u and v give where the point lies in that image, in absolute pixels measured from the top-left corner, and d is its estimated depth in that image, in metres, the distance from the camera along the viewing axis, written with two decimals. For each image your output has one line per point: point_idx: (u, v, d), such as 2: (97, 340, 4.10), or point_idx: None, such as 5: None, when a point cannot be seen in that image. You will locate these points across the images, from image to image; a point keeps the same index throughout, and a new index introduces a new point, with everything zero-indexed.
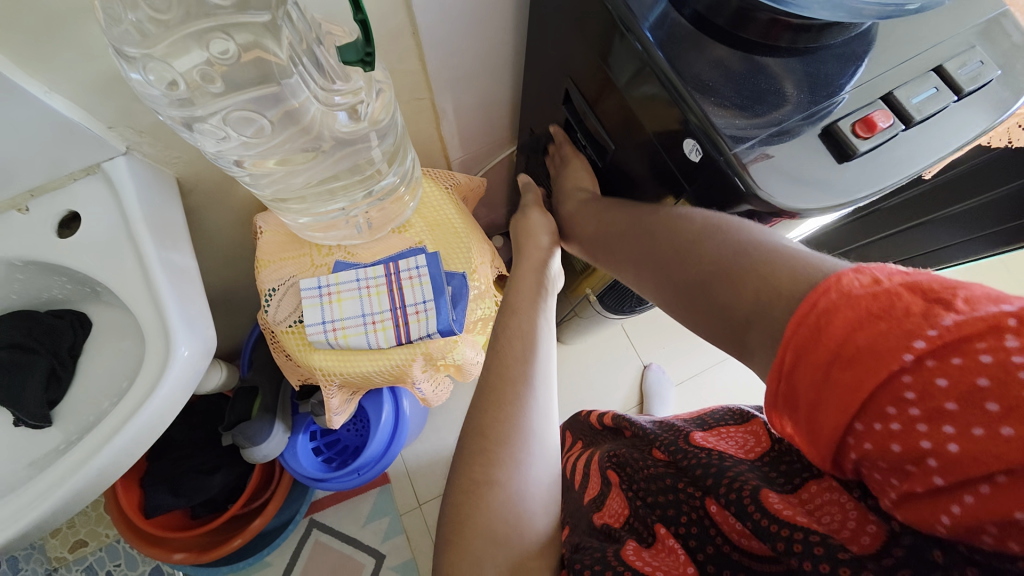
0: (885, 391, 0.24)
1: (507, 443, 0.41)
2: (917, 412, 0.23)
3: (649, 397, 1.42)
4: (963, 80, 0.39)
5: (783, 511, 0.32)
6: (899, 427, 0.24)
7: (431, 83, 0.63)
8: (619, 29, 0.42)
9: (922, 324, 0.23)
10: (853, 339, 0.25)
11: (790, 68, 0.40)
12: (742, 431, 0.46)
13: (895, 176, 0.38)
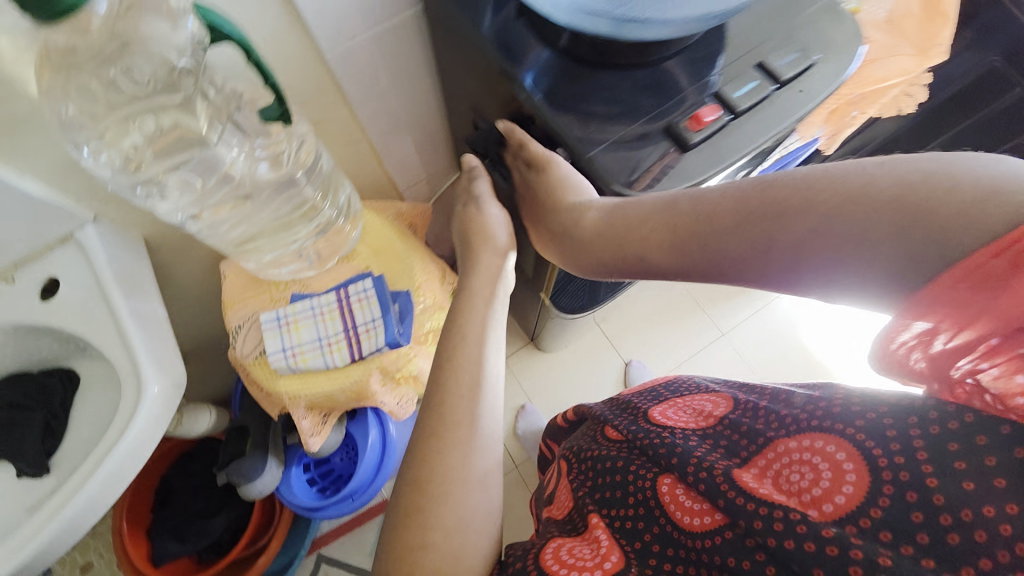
0: None
1: (440, 498, 0.43)
2: None
3: None
4: (781, 70, 0.46)
5: (759, 492, 0.35)
6: None
7: (364, 128, 0.71)
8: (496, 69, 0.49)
9: None
10: None
11: (633, 80, 0.47)
12: (698, 401, 0.51)
13: (731, 157, 0.45)
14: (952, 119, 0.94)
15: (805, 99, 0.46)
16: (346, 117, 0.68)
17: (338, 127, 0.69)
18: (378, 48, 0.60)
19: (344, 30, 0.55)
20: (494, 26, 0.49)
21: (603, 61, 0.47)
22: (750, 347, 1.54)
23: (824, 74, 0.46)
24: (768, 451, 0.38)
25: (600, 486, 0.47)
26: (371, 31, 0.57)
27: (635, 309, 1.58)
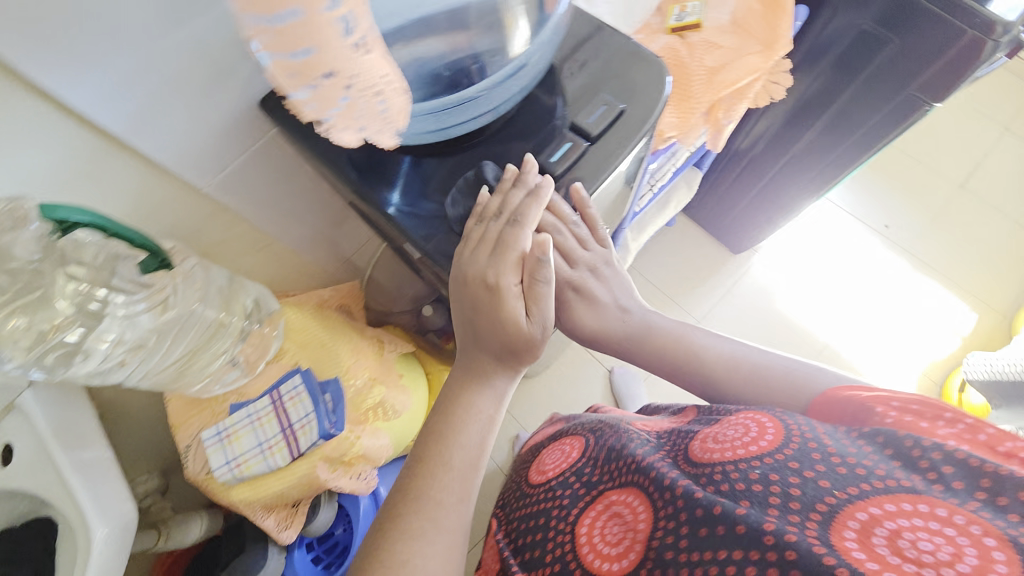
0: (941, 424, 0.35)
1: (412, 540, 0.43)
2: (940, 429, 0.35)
3: (622, 399, 1.47)
4: (590, 128, 0.51)
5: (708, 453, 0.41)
6: (924, 424, 0.36)
7: (267, 234, 0.75)
8: (362, 197, 0.53)
9: (982, 425, 0.34)
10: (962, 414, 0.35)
11: (470, 166, 0.54)
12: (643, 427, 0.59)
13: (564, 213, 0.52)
14: (842, 83, 0.96)
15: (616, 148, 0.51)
16: (247, 230, 0.72)
17: (241, 241, 0.73)
18: (254, 169, 0.64)
19: (213, 166, 0.59)
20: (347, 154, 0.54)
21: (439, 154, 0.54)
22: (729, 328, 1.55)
23: (633, 118, 0.51)
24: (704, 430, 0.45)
25: (537, 523, 0.49)
26: (241, 158, 0.61)
27: None
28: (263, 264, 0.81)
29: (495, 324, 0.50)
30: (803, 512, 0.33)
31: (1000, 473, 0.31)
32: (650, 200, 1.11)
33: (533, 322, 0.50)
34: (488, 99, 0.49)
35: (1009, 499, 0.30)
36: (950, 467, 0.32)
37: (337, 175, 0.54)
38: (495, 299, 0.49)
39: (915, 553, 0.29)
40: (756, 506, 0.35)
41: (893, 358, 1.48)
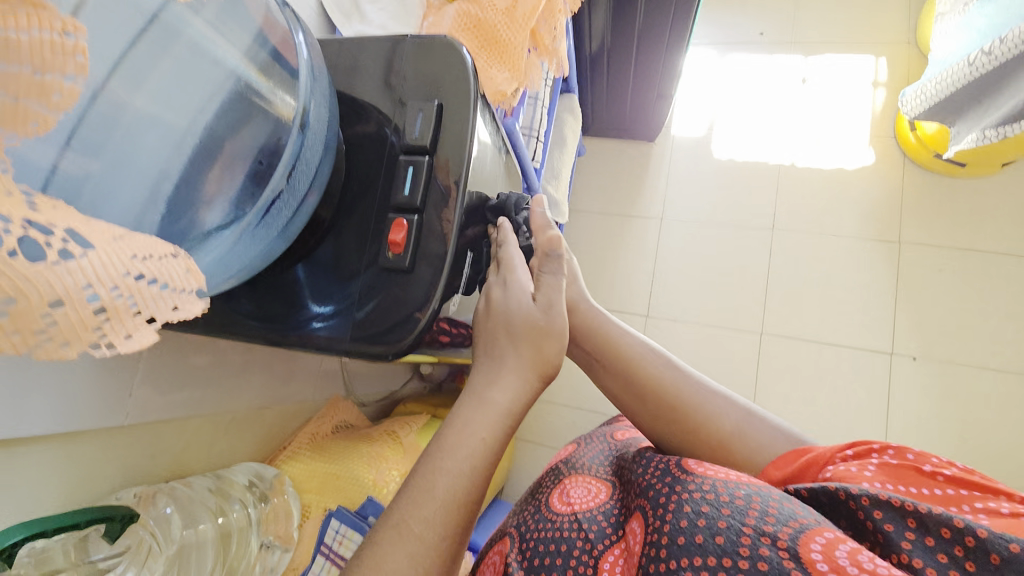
0: (926, 484, 0.44)
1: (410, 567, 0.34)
2: (935, 497, 0.43)
3: None
4: (418, 144, 0.45)
5: (703, 477, 0.50)
6: (917, 491, 0.43)
7: (222, 412, 0.72)
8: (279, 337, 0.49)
9: (973, 499, 0.42)
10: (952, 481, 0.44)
11: (349, 238, 0.48)
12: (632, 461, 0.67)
13: (438, 237, 0.45)
14: None
15: (449, 142, 0.46)
16: (199, 424, 0.69)
17: (202, 434, 0.70)
18: (161, 372, 0.62)
19: (119, 396, 0.57)
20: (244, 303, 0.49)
21: (313, 246, 0.49)
22: (690, 204, 1.53)
23: (454, 109, 0.46)
24: (697, 463, 0.54)
25: (555, 547, 0.54)
26: (139, 372, 0.59)
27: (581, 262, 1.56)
28: (242, 439, 0.77)
29: (508, 321, 0.48)
30: (778, 524, 0.41)
31: (921, 512, 0.38)
32: (546, 147, 1.07)
33: (539, 303, 0.49)
34: (301, 178, 0.41)
35: (934, 537, 0.37)
36: (880, 511, 0.40)
37: (236, 333, 0.49)
38: (506, 294, 0.49)
39: (870, 565, 0.35)
40: (734, 518, 0.43)
41: (841, 137, 1.48)
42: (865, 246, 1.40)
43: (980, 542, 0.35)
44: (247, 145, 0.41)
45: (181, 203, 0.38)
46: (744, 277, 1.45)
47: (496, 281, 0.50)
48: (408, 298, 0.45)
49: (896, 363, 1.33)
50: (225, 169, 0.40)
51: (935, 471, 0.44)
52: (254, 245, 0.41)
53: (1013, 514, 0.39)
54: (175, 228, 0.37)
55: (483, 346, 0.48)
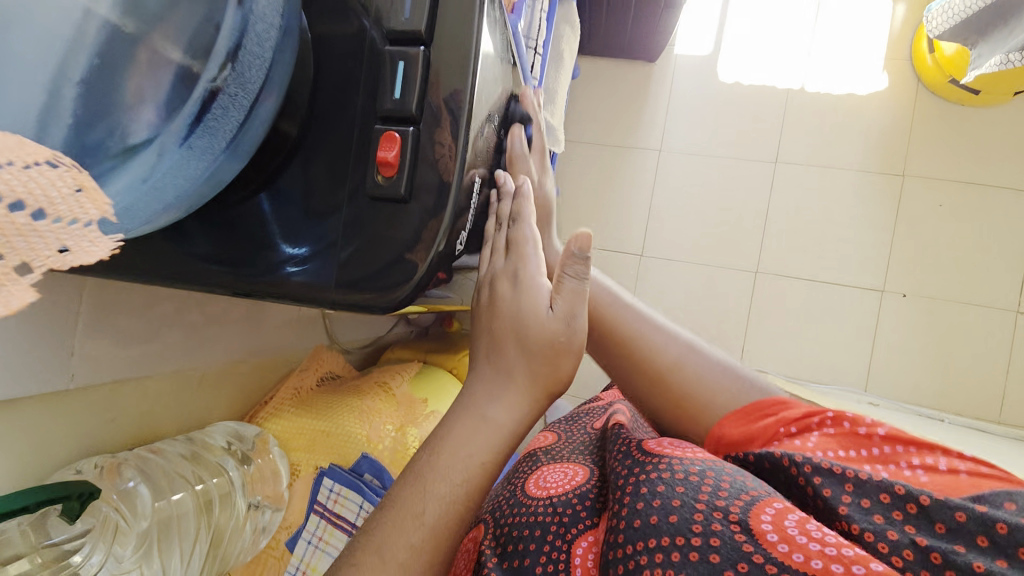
0: (881, 457, 0.41)
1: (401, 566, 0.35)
2: (890, 467, 0.40)
3: None
4: (410, 30, 0.34)
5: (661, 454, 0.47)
6: (872, 463, 0.40)
7: (190, 371, 0.64)
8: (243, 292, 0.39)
9: (932, 468, 0.39)
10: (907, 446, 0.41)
11: (320, 162, 0.38)
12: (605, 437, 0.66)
13: (441, 153, 0.35)
14: None
15: (451, 28, 0.35)
16: (164, 382, 0.61)
17: (170, 395, 0.62)
18: (106, 329, 0.52)
19: (59, 356, 0.48)
20: (196, 246, 0.40)
21: (272, 175, 0.39)
22: (690, 134, 1.42)
23: None
24: (665, 435, 0.51)
25: (529, 533, 0.53)
26: (82, 328, 0.50)
27: (573, 198, 1.46)
28: (219, 395, 0.69)
29: (516, 322, 0.42)
30: (730, 499, 0.39)
31: (859, 479, 0.38)
32: (544, 61, 0.94)
33: (557, 313, 0.42)
34: (251, 68, 0.31)
35: (871, 499, 0.37)
36: (820, 477, 0.39)
37: (191, 279, 0.40)
38: (515, 291, 0.42)
39: (820, 535, 0.35)
40: (688, 494, 0.41)
41: (855, 60, 1.37)
42: (869, 180, 1.35)
43: (923, 509, 0.35)
44: (184, 29, 0.28)
45: (88, 113, 0.26)
46: (742, 214, 1.39)
47: (502, 272, 0.44)
48: (405, 234, 0.35)
49: (886, 300, 1.32)
50: (152, 62, 0.27)
51: (874, 429, 0.43)
52: (193, 163, 0.31)
53: (952, 471, 0.39)
54: (83, 143, 0.26)
55: (483, 344, 0.44)
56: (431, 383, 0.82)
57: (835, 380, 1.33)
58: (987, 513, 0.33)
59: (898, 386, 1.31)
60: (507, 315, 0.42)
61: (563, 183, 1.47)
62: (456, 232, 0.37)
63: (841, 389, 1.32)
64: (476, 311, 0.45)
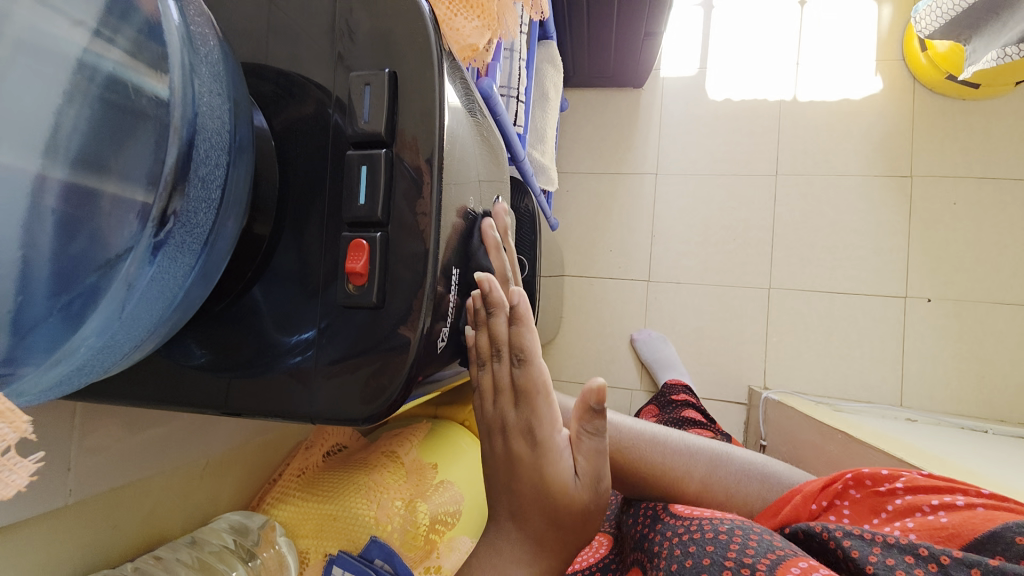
0: (907, 506, 0.48)
1: None
2: (914, 519, 0.46)
3: (653, 366, 1.31)
4: (372, 132, 0.34)
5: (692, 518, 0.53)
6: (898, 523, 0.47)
7: (197, 462, 0.63)
8: (226, 411, 0.37)
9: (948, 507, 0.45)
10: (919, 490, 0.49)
11: (294, 265, 0.36)
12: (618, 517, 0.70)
13: (415, 252, 0.33)
14: None
15: (411, 122, 0.34)
16: (166, 478, 0.60)
17: (174, 491, 0.61)
18: (109, 437, 0.52)
19: (55, 473, 0.47)
20: (176, 358, 0.38)
21: (245, 285, 0.37)
22: (686, 155, 1.41)
23: (413, 79, 0.34)
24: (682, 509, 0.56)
25: None
26: (76, 441, 0.48)
27: (574, 229, 1.45)
28: (225, 481, 0.68)
29: (539, 490, 0.46)
30: (754, 557, 0.43)
31: (885, 539, 0.42)
32: (529, 105, 0.94)
33: (582, 482, 0.46)
34: (201, 210, 0.30)
35: (897, 558, 0.40)
36: (848, 539, 0.43)
37: (166, 399, 0.38)
38: (535, 452, 0.45)
39: None
40: (717, 553, 0.45)
41: (846, 65, 1.35)
42: (877, 182, 1.31)
43: (942, 568, 0.38)
44: (140, 173, 0.27)
45: (52, 279, 0.26)
46: (748, 230, 1.36)
47: (515, 430, 0.46)
48: (380, 342, 0.34)
49: (910, 306, 1.27)
50: (112, 216, 0.27)
51: (895, 484, 0.51)
52: (154, 311, 0.30)
53: (967, 505, 0.45)
54: (62, 269, 0.26)
55: (511, 495, 0.48)
56: (441, 443, 0.78)
57: (865, 395, 1.27)
58: (998, 564, 0.37)
59: (934, 396, 1.24)
60: (531, 483, 0.46)
61: (562, 216, 1.46)
62: (435, 330, 0.35)
63: (874, 404, 1.25)
64: (493, 457, 0.48)
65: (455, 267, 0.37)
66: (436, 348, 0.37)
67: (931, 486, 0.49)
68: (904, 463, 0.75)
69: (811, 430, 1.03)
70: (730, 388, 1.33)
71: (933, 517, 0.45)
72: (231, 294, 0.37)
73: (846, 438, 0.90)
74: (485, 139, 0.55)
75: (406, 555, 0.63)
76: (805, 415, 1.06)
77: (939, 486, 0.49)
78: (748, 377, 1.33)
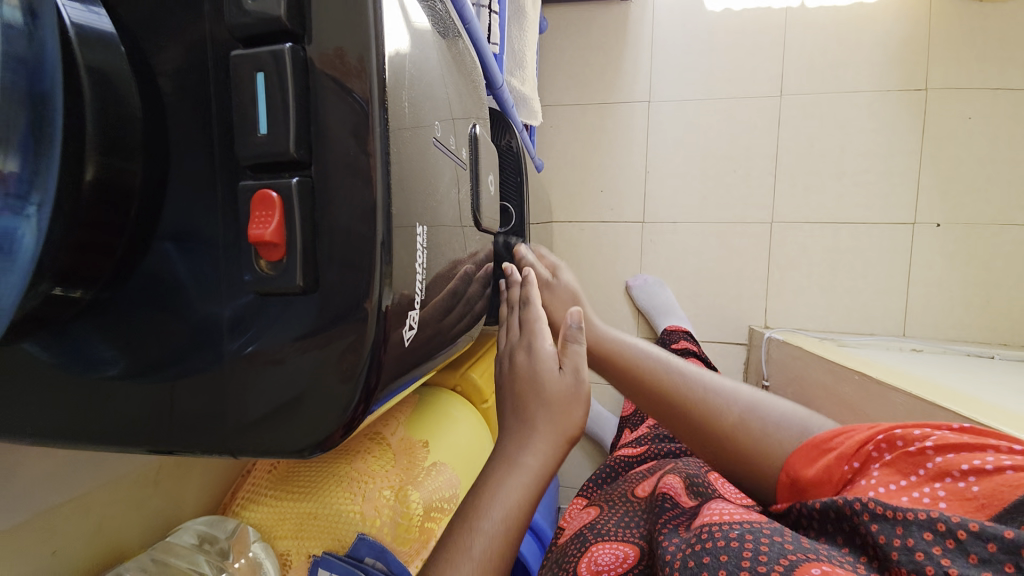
0: (939, 472, 0.36)
1: None
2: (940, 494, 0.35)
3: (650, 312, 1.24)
4: (264, 18, 0.23)
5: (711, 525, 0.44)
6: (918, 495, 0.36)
7: (150, 467, 0.54)
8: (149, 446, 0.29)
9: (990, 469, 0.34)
10: (958, 451, 0.37)
11: (194, 229, 0.27)
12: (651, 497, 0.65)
13: (351, 200, 0.25)
14: None
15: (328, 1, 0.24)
16: (111, 490, 0.51)
17: (127, 501, 0.53)
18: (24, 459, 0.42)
19: None
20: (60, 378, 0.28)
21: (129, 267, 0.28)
22: (681, 78, 1.26)
23: None
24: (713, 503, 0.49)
25: None
26: None
27: (561, 170, 1.32)
28: (189, 482, 0.60)
29: (533, 385, 0.49)
30: (769, 564, 0.35)
31: (907, 516, 0.33)
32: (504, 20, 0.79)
33: (566, 372, 0.50)
34: None
35: (913, 535, 0.32)
36: (871, 520, 0.35)
37: (56, 416, 0.29)
38: (530, 360, 0.50)
39: None
40: (730, 562, 0.37)
41: None
42: (887, 100, 1.19)
43: (959, 544, 0.30)
44: None
45: None
46: (749, 159, 1.25)
47: (519, 346, 0.52)
48: (317, 353, 0.25)
49: (917, 233, 1.20)
50: None
51: (925, 442, 0.38)
52: None
53: (999, 469, 0.33)
54: None
55: (509, 402, 0.51)
56: (432, 417, 0.69)
57: (868, 327, 1.23)
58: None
59: (938, 324, 1.20)
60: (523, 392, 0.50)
61: (546, 154, 1.33)
62: (393, 319, 0.27)
63: (876, 336, 1.22)
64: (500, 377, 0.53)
65: (417, 225, 0.30)
66: (394, 334, 0.27)
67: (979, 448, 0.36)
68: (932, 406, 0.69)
69: (819, 370, 0.98)
70: (730, 329, 1.28)
71: (966, 486, 0.34)
72: (119, 274, 0.28)
73: (862, 378, 0.84)
74: (455, 61, 0.42)
75: (400, 549, 0.57)
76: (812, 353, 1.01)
77: (989, 448, 0.36)
78: (749, 317, 1.27)
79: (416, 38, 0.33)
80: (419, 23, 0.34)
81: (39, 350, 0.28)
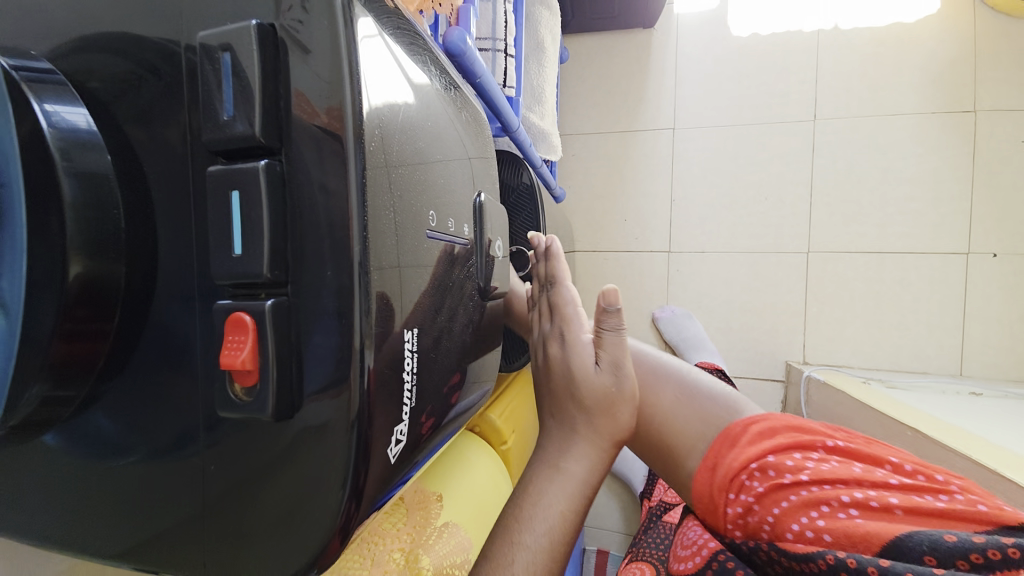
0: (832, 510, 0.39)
1: None
2: (825, 529, 0.39)
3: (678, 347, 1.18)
4: (239, 135, 0.23)
5: None
6: (811, 534, 0.39)
7: None
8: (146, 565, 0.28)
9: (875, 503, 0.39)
10: (824, 473, 0.41)
11: (176, 345, 0.26)
12: None
13: (328, 300, 0.23)
14: None
15: (311, 96, 0.23)
16: None
17: None
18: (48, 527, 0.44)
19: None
20: (61, 474, 0.29)
21: (118, 383, 0.27)
22: (705, 105, 1.23)
23: (298, 35, 0.24)
24: None
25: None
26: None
27: (584, 199, 1.30)
28: None
29: (567, 381, 0.48)
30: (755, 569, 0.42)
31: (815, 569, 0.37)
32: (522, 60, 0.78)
33: (604, 368, 0.48)
34: None
35: None
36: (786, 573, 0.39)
37: (57, 518, 0.30)
38: (564, 354, 0.49)
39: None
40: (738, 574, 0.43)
41: None
42: (932, 122, 1.12)
43: None
44: None
45: None
46: (781, 186, 1.19)
47: (550, 334, 0.51)
48: (304, 471, 0.24)
49: (972, 263, 1.11)
50: None
51: (801, 474, 0.41)
52: None
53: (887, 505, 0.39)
54: None
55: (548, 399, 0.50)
56: (449, 466, 0.68)
57: (918, 366, 1.14)
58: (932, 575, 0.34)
59: (1000, 363, 1.10)
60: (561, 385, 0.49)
61: (568, 183, 1.31)
62: (380, 445, 0.26)
63: (930, 376, 1.12)
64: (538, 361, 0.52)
65: (408, 328, 0.28)
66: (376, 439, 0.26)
67: (847, 470, 0.41)
68: (994, 474, 0.62)
69: (864, 418, 0.91)
70: (765, 365, 1.21)
71: (847, 515, 0.39)
72: (113, 383, 0.27)
73: (914, 435, 0.77)
74: (466, 122, 0.41)
75: None
76: (856, 398, 0.93)
77: (870, 481, 0.40)
78: (786, 352, 1.20)
79: (418, 97, 0.32)
80: (417, 79, 0.32)
81: (48, 440, 0.28)
